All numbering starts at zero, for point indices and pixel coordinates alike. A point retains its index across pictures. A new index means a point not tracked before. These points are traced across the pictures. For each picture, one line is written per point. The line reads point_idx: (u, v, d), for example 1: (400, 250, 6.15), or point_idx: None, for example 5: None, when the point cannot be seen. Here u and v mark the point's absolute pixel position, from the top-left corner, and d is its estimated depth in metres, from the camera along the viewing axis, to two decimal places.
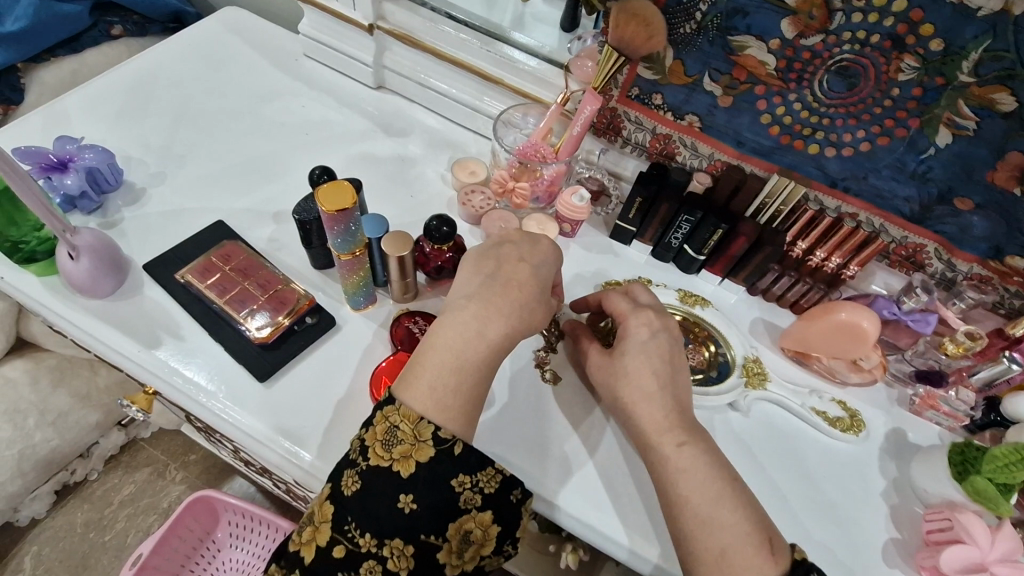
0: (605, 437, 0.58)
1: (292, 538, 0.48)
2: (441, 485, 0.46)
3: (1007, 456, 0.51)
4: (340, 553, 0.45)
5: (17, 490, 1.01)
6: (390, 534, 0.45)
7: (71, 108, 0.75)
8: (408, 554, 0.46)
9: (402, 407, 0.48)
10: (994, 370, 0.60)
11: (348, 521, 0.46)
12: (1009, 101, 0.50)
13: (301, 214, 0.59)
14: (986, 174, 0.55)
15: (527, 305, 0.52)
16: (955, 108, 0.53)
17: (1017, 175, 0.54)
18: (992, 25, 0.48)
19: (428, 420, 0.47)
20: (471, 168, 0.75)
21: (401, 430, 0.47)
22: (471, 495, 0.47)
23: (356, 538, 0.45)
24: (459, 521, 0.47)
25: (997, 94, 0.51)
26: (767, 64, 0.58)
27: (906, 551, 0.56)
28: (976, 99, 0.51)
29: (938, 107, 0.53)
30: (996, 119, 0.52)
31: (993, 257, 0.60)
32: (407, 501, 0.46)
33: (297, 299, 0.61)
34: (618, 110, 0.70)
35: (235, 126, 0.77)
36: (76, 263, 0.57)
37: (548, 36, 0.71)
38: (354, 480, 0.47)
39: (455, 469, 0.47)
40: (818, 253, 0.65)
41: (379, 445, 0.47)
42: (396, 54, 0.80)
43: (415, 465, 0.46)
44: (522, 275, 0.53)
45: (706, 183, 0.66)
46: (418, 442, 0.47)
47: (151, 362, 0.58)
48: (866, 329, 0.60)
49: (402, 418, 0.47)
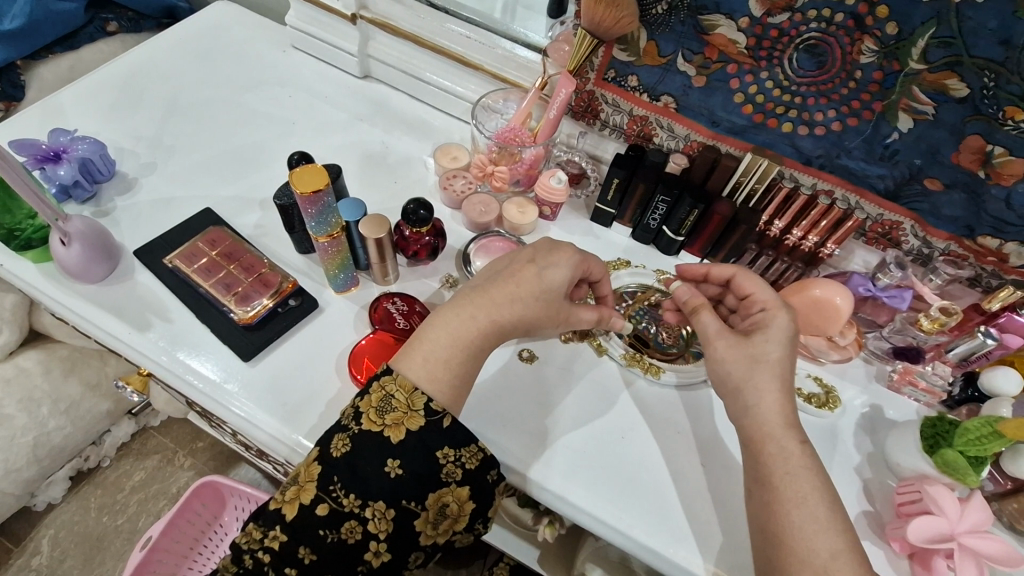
0: (584, 423, 0.59)
1: (274, 498, 0.49)
2: (428, 454, 0.48)
3: (979, 428, 0.52)
4: (324, 511, 0.47)
5: (34, 476, 1.05)
6: (374, 497, 0.47)
7: (67, 102, 0.77)
8: (389, 518, 0.47)
9: (400, 378, 0.50)
10: (971, 344, 0.61)
11: (334, 481, 0.47)
12: (960, 86, 0.51)
13: (282, 199, 0.61)
14: (950, 155, 0.56)
15: (521, 300, 0.53)
16: (910, 94, 0.54)
17: (980, 157, 0.54)
18: (936, 12, 0.49)
19: (422, 391, 0.50)
20: (453, 154, 0.76)
21: (396, 399, 0.49)
22: (453, 468, 0.49)
23: (340, 499, 0.47)
24: (439, 493, 0.49)
25: (949, 79, 0.51)
26: (737, 43, 0.58)
27: (878, 523, 0.56)
28: (930, 85, 0.52)
29: (895, 92, 0.54)
30: (953, 105, 0.53)
31: (966, 235, 0.60)
32: (394, 467, 0.47)
33: (280, 282, 0.64)
34: (596, 93, 0.71)
35: (224, 116, 0.79)
36: (68, 249, 0.60)
37: (534, 23, 0.72)
38: (344, 443, 0.48)
39: (442, 441, 0.49)
40: (794, 231, 0.65)
41: (373, 411, 0.49)
42: (380, 43, 0.82)
43: (406, 432, 0.48)
44: (526, 273, 0.54)
45: (683, 164, 0.66)
46: (411, 412, 0.49)
47: (140, 343, 0.60)
48: (839, 305, 0.60)
49: (398, 388, 0.49)
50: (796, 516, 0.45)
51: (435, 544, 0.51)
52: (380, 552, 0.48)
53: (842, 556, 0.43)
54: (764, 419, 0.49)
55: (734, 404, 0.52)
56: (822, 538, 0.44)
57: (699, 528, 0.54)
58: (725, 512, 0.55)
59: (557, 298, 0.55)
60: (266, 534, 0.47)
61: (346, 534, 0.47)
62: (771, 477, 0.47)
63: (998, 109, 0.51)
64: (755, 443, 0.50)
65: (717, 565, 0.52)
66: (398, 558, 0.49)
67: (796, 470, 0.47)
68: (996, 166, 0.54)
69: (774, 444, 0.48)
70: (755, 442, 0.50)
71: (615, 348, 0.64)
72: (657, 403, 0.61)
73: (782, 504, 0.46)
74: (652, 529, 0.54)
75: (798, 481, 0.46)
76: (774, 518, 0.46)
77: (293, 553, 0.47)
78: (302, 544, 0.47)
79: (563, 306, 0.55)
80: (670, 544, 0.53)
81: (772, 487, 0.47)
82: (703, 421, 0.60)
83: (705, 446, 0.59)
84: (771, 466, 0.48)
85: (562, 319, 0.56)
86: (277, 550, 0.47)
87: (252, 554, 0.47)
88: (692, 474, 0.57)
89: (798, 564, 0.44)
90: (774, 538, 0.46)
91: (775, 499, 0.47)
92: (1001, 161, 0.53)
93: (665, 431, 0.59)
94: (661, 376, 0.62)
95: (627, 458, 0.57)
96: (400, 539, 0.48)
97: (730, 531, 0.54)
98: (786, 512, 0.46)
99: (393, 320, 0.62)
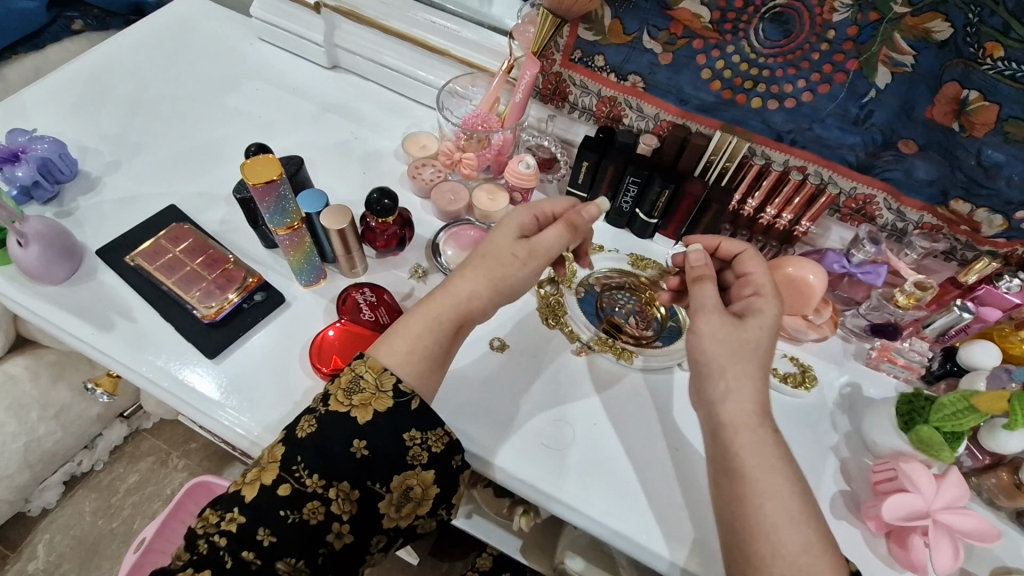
0: (560, 412, 0.58)
1: (233, 480, 0.48)
2: (395, 435, 0.48)
3: (955, 404, 0.51)
4: (286, 491, 0.46)
5: (26, 481, 1.04)
6: (339, 477, 0.47)
7: (29, 102, 0.76)
8: (352, 499, 0.47)
9: (370, 359, 0.50)
10: (949, 318, 0.59)
11: (297, 462, 0.47)
12: (944, 27, 0.49)
13: (243, 193, 0.62)
14: (925, 110, 0.54)
15: (472, 272, 0.54)
16: (891, 43, 0.52)
17: (954, 109, 0.53)
18: None
19: (391, 371, 0.50)
20: (422, 143, 0.75)
21: (365, 380, 0.49)
22: (419, 451, 0.49)
23: (303, 479, 0.46)
24: (403, 475, 0.49)
25: (932, 22, 0.49)
26: (701, 17, 0.57)
27: (855, 502, 0.56)
28: (912, 31, 0.50)
29: (874, 43, 0.52)
30: (933, 50, 0.51)
31: (939, 202, 0.59)
32: (360, 447, 0.47)
33: (244, 277, 0.63)
34: (563, 75, 0.69)
35: (190, 112, 0.78)
36: (26, 250, 0.59)
37: (512, 10, 0.70)
38: (311, 424, 0.48)
39: (410, 423, 0.49)
40: (768, 209, 0.63)
41: (341, 393, 0.49)
42: (345, 32, 0.80)
43: (373, 413, 0.48)
44: (484, 251, 0.54)
45: (653, 144, 0.65)
46: (379, 392, 0.49)
47: (103, 342, 0.59)
48: (812, 283, 0.59)
49: (367, 369, 0.50)
50: (765, 507, 0.44)
51: (397, 529, 0.50)
52: (342, 532, 0.47)
53: (813, 549, 0.43)
54: (731, 404, 0.49)
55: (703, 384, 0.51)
56: (796, 532, 0.44)
57: (673, 514, 0.53)
58: (696, 496, 0.54)
59: (507, 244, 0.54)
60: (222, 516, 0.46)
61: (308, 514, 0.46)
62: (736, 468, 0.46)
63: (978, 46, 0.49)
64: (718, 430, 0.49)
65: (693, 556, 0.52)
66: (359, 540, 0.48)
67: (765, 460, 0.46)
68: (970, 114, 0.52)
69: (746, 432, 0.47)
70: (718, 427, 0.49)
71: (587, 332, 0.63)
72: (632, 390, 0.61)
73: (748, 494, 0.45)
74: (623, 514, 0.53)
75: (772, 471, 0.46)
76: (739, 505, 0.45)
77: (251, 535, 0.45)
78: (261, 527, 0.45)
79: (519, 246, 0.54)
80: (640, 529, 0.52)
81: (737, 475, 0.46)
82: (675, 405, 0.60)
83: (675, 431, 0.58)
84: (737, 456, 0.47)
85: (525, 259, 0.53)
86: (234, 533, 0.45)
87: (207, 539, 0.46)
88: (662, 459, 0.56)
89: (769, 561, 0.43)
90: (740, 526, 0.45)
91: (741, 487, 0.46)
92: (976, 108, 0.51)
93: (640, 416, 0.59)
94: (632, 361, 0.61)
95: (604, 446, 0.56)
96: (363, 522, 0.48)
97: (700, 514, 0.53)
98: (751, 506, 0.45)
99: (360, 310, 0.61)
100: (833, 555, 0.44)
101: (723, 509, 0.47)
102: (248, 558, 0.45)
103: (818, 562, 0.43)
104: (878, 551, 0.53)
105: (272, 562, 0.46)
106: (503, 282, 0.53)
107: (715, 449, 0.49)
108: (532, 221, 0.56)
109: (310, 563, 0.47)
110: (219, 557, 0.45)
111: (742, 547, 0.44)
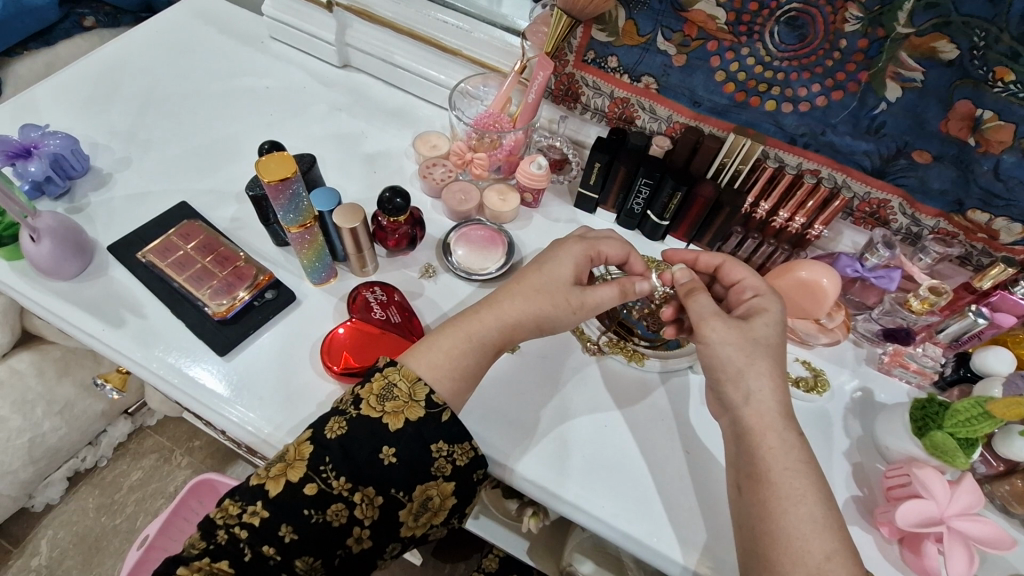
0: (574, 419, 0.58)
1: (255, 473, 0.47)
2: (423, 445, 0.48)
3: (970, 409, 0.50)
4: (312, 491, 0.45)
5: (29, 478, 1.03)
6: (364, 482, 0.46)
7: (40, 98, 0.76)
8: (375, 504, 0.47)
9: (403, 368, 0.50)
10: (962, 324, 0.59)
11: (325, 462, 0.46)
12: (950, 48, 0.50)
13: (254, 191, 0.62)
14: (939, 123, 0.54)
15: (536, 304, 0.53)
16: (898, 61, 0.52)
17: (969, 124, 0.53)
18: None
19: (425, 382, 0.50)
20: (433, 142, 0.75)
21: (399, 387, 0.49)
22: (444, 463, 0.49)
23: (330, 480, 0.46)
24: (425, 485, 0.48)
25: (937, 43, 0.50)
26: (717, 18, 0.56)
27: (866, 508, 0.55)
28: (918, 50, 0.51)
29: (881, 61, 0.53)
30: (941, 68, 0.51)
31: (955, 211, 0.59)
32: (388, 454, 0.47)
33: (255, 274, 0.63)
34: (576, 76, 0.69)
35: (201, 109, 0.78)
36: (38, 245, 0.59)
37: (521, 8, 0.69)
38: (340, 426, 0.48)
39: (438, 434, 0.49)
40: (781, 213, 0.63)
41: (373, 398, 0.49)
42: (357, 31, 0.79)
43: (404, 421, 0.48)
44: (546, 281, 0.54)
45: (666, 146, 0.65)
46: (411, 401, 0.49)
47: (113, 338, 0.59)
48: (825, 286, 0.59)
49: (401, 377, 0.49)
50: (790, 513, 0.44)
51: (413, 537, 0.50)
52: (362, 537, 0.47)
53: (836, 557, 0.42)
54: (755, 408, 0.48)
55: (720, 392, 0.50)
56: (821, 539, 0.43)
57: (684, 515, 0.53)
58: (708, 503, 0.54)
59: (564, 284, 0.54)
60: (244, 509, 0.45)
61: (332, 516, 0.45)
62: (762, 473, 0.46)
63: (988, 70, 0.49)
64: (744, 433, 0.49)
65: (703, 561, 0.51)
66: (377, 546, 0.48)
67: (793, 463, 0.46)
68: (985, 133, 0.52)
69: (773, 436, 0.47)
70: (746, 432, 0.48)
71: (599, 334, 0.62)
72: (644, 393, 0.60)
73: (770, 500, 0.45)
74: (630, 517, 0.53)
75: (796, 476, 0.45)
76: (760, 509, 0.45)
77: (273, 530, 0.45)
78: (284, 524, 0.45)
79: (572, 291, 0.54)
80: (646, 530, 0.52)
81: (757, 478, 0.46)
82: (687, 408, 0.60)
83: (688, 432, 0.58)
84: (762, 460, 0.47)
85: (576, 306, 0.54)
86: (255, 527, 0.45)
87: (228, 529, 0.45)
88: (676, 461, 0.56)
89: (790, 564, 0.42)
90: (762, 531, 0.44)
91: (761, 489, 0.46)
92: (990, 127, 0.52)
93: (653, 418, 0.59)
94: (644, 363, 0.61)
95: (623, 452, 0.56)
96: (383, 528, 0.48)
97: (714, 519, 0.53)
98: (778, 512, 0.44)
99: (370, 309, 0.61)
100: (857, 564, 0.43)
101: (745, 515, 0.46)
102: (268, 552, 0.44)
103: (841, 570, 0.42)
104: (890, 556, 0.53)
105: (291, 559, 0.45)
106: (547, 324, 0.54)
107: (740, 455, 0.48)
108: (586, 262, 0.56)
109: (326, 563, 0.46)
110: (238, 549, 0.44)
111: (761, 552, 0.44)
